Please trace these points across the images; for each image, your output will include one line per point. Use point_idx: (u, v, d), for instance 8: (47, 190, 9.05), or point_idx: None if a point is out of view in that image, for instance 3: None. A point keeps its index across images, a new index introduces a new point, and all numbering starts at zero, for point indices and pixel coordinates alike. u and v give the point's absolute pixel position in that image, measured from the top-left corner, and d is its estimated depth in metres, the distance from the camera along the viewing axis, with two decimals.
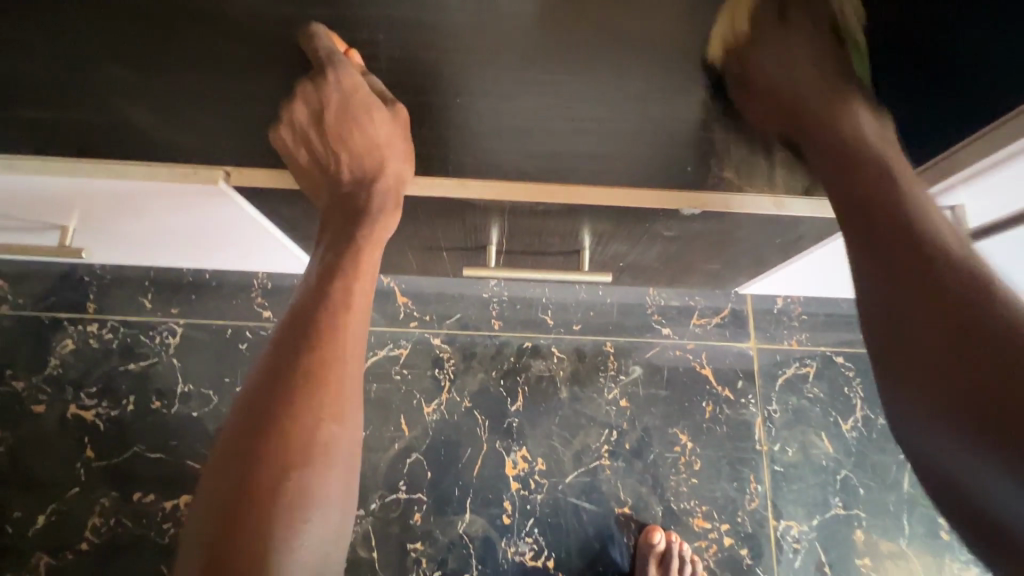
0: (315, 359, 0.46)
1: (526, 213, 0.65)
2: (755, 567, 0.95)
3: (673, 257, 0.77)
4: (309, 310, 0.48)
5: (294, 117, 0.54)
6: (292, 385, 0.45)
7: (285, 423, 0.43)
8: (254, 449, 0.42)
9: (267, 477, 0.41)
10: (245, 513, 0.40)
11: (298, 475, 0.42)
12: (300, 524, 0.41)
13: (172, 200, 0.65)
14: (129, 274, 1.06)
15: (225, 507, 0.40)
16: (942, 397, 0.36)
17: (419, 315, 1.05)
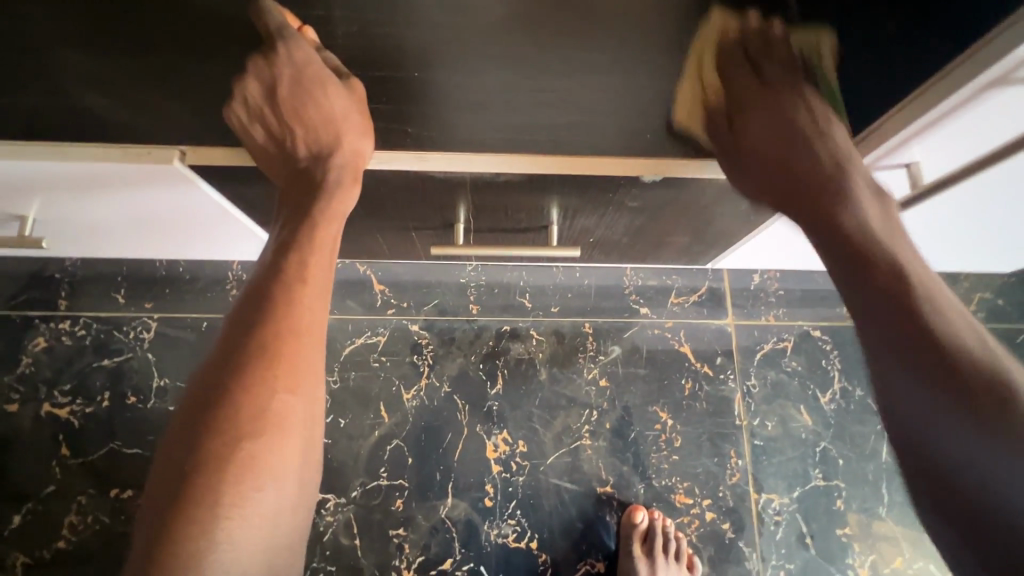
0: (271, 333, 0.49)
1: (490, 188, 0.64)
2: (738, 541, 0.95)
3: (643, 230, 0.76)
4: (266, 290, 0.51)
5: (246, 95, 0.53)
6: (247, 357, 0.48)
7: (238, 394, 0.46)
8: (209, 419, 0.45)
9: (220, 442, 0.44)
10: (196, 475, 0.43)
11: (250, 442, 0.45)
12: (250, 487, 0.44)
13: (129, 186, 0.64)
14: (100, 270, 1.05)
15: (180, 472, 0.43)
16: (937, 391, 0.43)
17: (396, 302, 1.05)
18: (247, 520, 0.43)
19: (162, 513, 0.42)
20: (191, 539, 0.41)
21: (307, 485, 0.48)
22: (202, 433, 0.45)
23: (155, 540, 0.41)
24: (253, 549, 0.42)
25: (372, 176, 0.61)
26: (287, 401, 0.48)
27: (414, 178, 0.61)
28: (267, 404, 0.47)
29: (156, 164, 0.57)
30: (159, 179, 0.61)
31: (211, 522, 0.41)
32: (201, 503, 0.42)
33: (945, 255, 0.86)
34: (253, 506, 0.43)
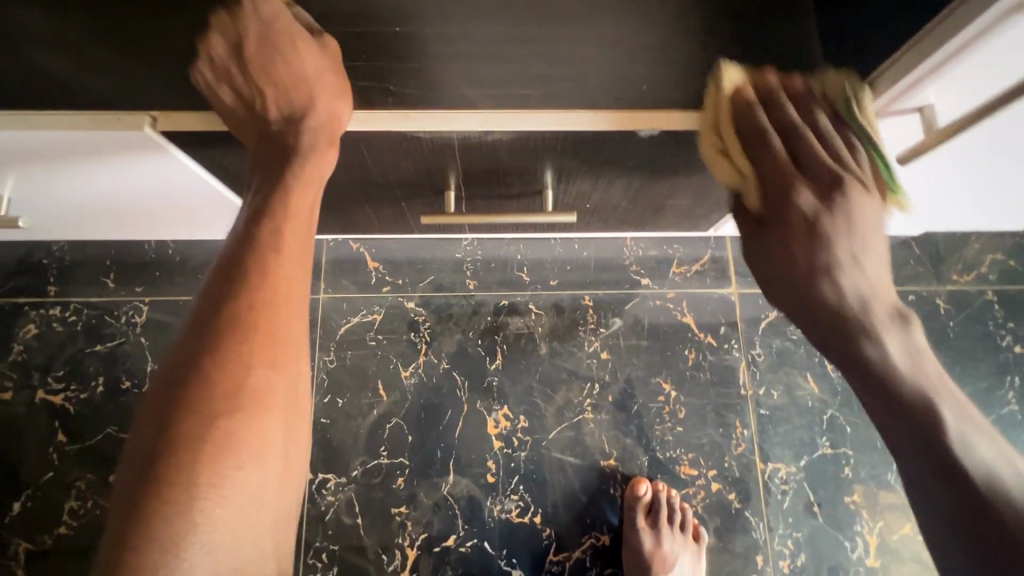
0: (245, 308, 0.47)
1: (480, 152, 0.61)
2: (744, 511, 0.94)
3: (642, 193, 0.72)
4: (238, 260, 0.49)
5: (209, 53, 0.50)
6: (219, 331, 0.46)
7: (212, 370, 0.44)
8: (181, 397, 0.43)
9: (195, 420, 0.42)
10: (172, 454, 0.41)
11: (225, 420, 0.43)
12: (227, 466, 0.42)
13: (102, 156, 0.61)
14: (89, 255, 1.03)
15: (152, 454, 0.41)
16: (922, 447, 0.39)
17: (391, 280, 1.03)
18: (226, 501, 0.41)
19: (134, 496, 0.40)
20: (165, 521, 0.39)
21: (291, 465, 0.47)
22: (176, 411, 0.43)
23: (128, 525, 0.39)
24: (234, 531, 0.41)
25: (353, 139, 0.58)
26: (264, 380, 0.46)
27: (395, 139, 0.57)
28: (244, 381, 0.45)
29: (127, 131, 0.54)
30: (132, 146, 0.58)
31: (190, 503, 0.40)
32: (176, 484, 0.40)
33: (955, 209, 0.83)
34: (233, 487, 0.42)
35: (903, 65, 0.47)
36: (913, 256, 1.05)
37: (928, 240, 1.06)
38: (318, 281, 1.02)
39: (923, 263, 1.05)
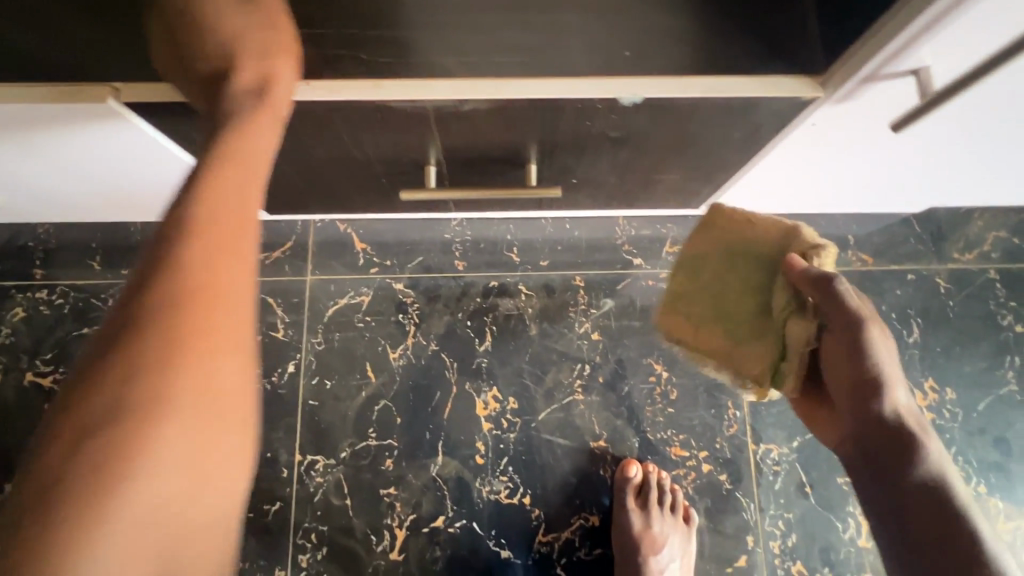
0: (173, 257, 0.40)
1: (457, 126, 0.59)
2: (735, 492, 0.93)
3: (630, 167, 0.70)
4: (177, 208, 0.43)
5: (189, 51, 0.49)
6: (145, 288, 0.40)
7: (131, 331, 0.38)
8: (99, 365, 0.38)
9: (108, 391, 0.37)
10: (84, 449, 0.35)
11: (141, 388, 0.37)
12: (140, 446, 0.36)
13: (70, 131, 0.59)
14: (75, 237, 1.02)
15: (63, 428, 0.36)
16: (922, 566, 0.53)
17: (379, 261, 1.01)
18: (132, 489, 0.35)
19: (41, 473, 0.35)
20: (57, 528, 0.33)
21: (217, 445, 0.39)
22: (94, 402, 0.36)
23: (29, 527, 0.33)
24: (139, 529, 0.35)
25: (325, 110, 0.54)
26: (189, 374, 0.38)
27: (368, 109, 0.54)
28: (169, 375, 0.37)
29: (88, 102, 0.52)
30: (96, 117, 0.56)
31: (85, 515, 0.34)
32: (82, 465, 0.35)
33: (955, 184, 0.80)
34: (140, 496, 0.35)
35: (894, 23, 0.44)
36: (913, 234, 1.03)
37: (929, 218, 1.03)
38: (305, 262, 1.01)
39: (924, 241, 1.02)
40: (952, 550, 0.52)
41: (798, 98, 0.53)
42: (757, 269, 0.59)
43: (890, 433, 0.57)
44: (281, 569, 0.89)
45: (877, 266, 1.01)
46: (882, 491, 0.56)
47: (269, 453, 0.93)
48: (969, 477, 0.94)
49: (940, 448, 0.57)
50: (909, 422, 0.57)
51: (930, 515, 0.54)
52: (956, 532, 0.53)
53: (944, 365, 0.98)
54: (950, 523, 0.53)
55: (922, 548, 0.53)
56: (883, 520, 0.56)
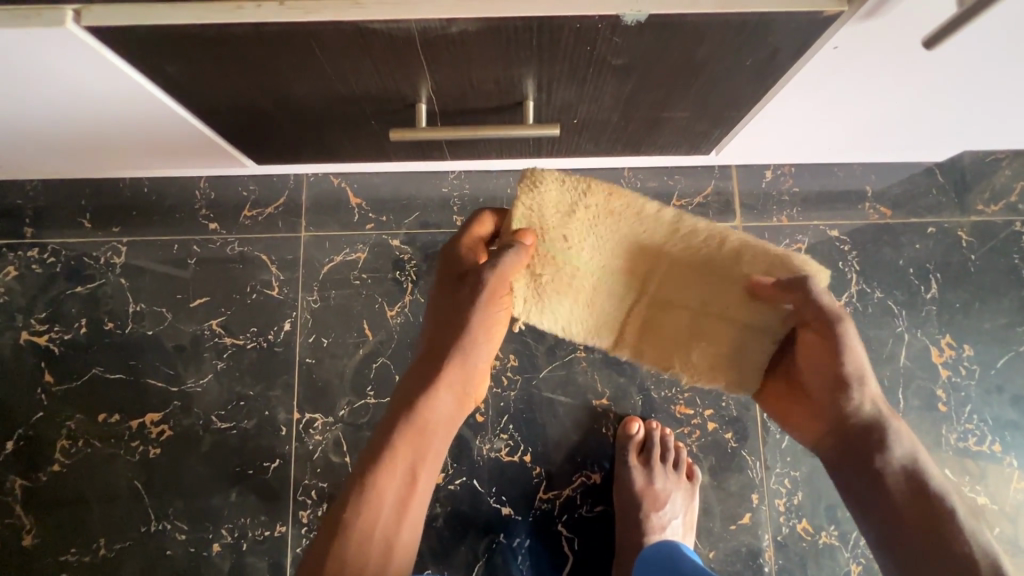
0: (439, 294, 0.67)
1: (448, 56, 0.54)
2: (740, 450, 0.91)
3: (635, 103, 0.65)
4: (449, 259, 0.67)
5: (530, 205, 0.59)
6: (440, 315, 0.66)
7: (432, 331, 0.66)
8: (425, 357, 0.65)
9: (417, 367, 0.65)
10: (402, 432, 0.62)
11: (421, 369, 0.64)
12: (406, 403, 0.63)
13: (40, 69, 0.55)
14: (64, 195, 0.99)
15: (407, 385, 0.65)
16: (880, 514, 0.59)
17: (375, 217, 0.98)
18: (395, 431, 0.62)
19: (388, 424, 0.63)
20: (406, 464, 0.62)
21: (427, 420, 0.63)
22: (402, 416, 0.62)
23: (367, 460, 0.62)
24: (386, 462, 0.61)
25: (301, 37, 0.50)
26: (421, 372, 0.64)
27: (349, 33, 0.50)
28: (437, 406, 0.63)
29: (49, 30, 0.48)
30: (63, 53, 0.52)
31: (404, 460, 0.62)
32: (394, 411, 0.64)
33: (987, 123, 0.75)
34: (390, 437, 0.62)
35: None
36: (935, 184, 0.97)
37: (952, 167, 0.98)
38: (298, 218, 0.98)
39: (946, 192, 0.97)
40: (934, 525, 0.56)
41: (818, 13, 0.48)
42: (554, 229, 0.59)
43: (865, 427, 0.61)
44: (282, 524, 0.90)
45: (896, 219, 0.96)
46: (863, 476, 0.60)
47: (267, 411, 0.93)
48: (983, 436, 0.91)
49: (911, 434, 0.61)
50: (879, 417, 0.61)
51: (906, 499, 0.58)
52: (933, 513, 0.56)
53: (962, 322, 0.94)
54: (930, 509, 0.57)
55: (903, 524, 0.57)
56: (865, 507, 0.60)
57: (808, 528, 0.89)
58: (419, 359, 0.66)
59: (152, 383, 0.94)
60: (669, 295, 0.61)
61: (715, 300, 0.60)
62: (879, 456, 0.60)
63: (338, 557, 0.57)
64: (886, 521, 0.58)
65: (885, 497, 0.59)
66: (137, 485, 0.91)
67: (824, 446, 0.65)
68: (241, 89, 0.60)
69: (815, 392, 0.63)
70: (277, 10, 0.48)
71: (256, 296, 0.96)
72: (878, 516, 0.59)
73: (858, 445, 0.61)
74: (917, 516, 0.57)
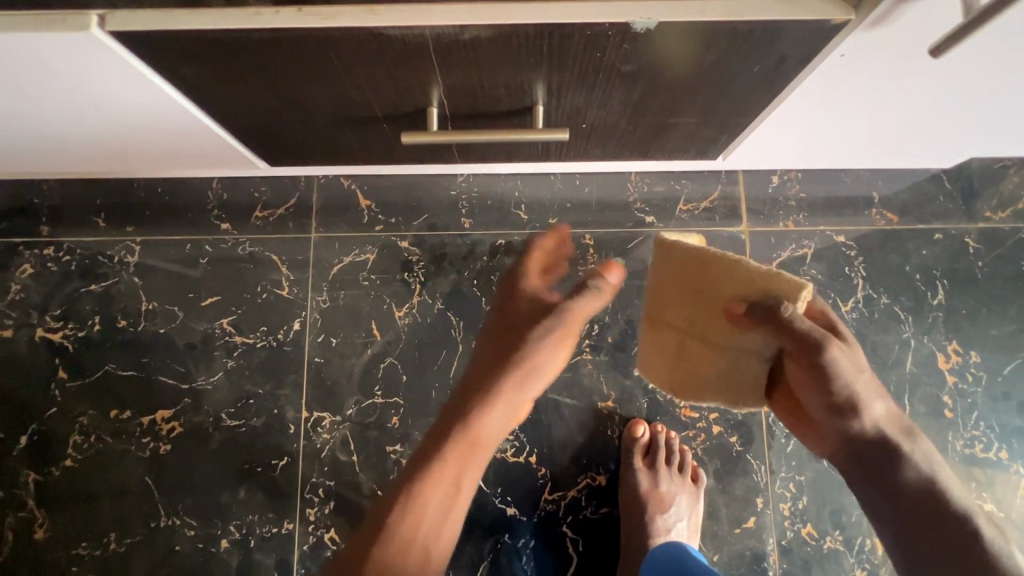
0: (500, 316, 0.70)
1: (460, 62, 0.55)
2: (745, 454, 0.91)
3: (643, 108, 0.66)
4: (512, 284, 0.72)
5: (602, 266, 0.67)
6: (495, 337, 0.69)
7: (489, 349, 0.69)
8: (476, 373, 0.68)
9: (470, 382, 0.68)
10: (449, 446, 0.64)
11: (472, 386, 0.67)
12: (454, 417, 0.65)
13: (63, 72, 0.57)
14: (80, 194, 1.01)
15: (456, 398, 0.67)
16: (904, 533, 0.57)
17: (384, 218, 0.99)
18: (442, 444, 0.64)
19: (436, 436, 0.65)
20: (451, 476, 0.63)
21: (473, 439, 0.64)
22: (453, 428, 0.64)
23: (410, 470, 0.64)
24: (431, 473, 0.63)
25: (317, 43, 0.52)
26: (470, 388, 0.67)
27: (364, 39, 0.51)
28: (489, 423, 0.65)
29: (73, 35, 0.50)
30: (87, 57, 0.54)
31: (449, 472, 0.63)
32: (442, 423, 0.66)
33: (995, 131, 0.75)
34: (437, 449, 0.64)
35: None
36: (943, 191, 0.98)
37: (959, 174, 0.98)
38: (309, 219, 1.00)
39: (953, 199, 0.97)
40: (959, 543, 0.54)
41: (826, 22, 0.49)
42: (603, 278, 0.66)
43: (875, 444, 0.61)
44: (290, 522, 0.90)
45: (903, 225, 0.97)
46: (880, 494, 0.60)
47: (276, 410, 0.94)
48: (990, 443, 0.91)
49: (928, 450, 0.61)
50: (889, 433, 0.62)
51: (930, 518, 0.56)
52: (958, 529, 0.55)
53: (969, 328, 0.94)
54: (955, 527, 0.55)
55: (929, 541, 0.55)
56: (885, 524, 0.59)
57: (813, 533, 0.89)
58: (478, 372, 0.68)
59: (163, 381, 0.95)
60: (669, 321, 0.63)
61: (699, 323, 0.61)
62: (892, 472, 0.59)
63: (381, 562, 0.59)
64: (911, 541, 0.56)
65: (906, 514, 0.57)
66: (147, 481, 0.92)
67: (839, 465, 0.65)
68: (256, 92, 0.61)
69: (815, 412, 0.64)
70: (294, 16, 0.49)
71: (267, 296, 0.97)
72: (901, 534, 0.57)
73: (871, 462, 0.61)
74: (943, 533, 0.55)
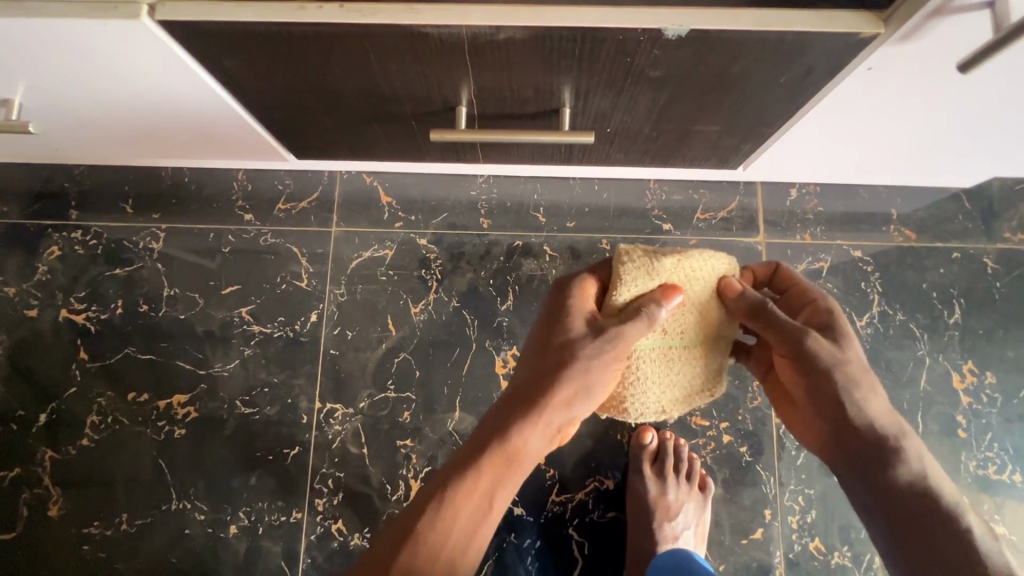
0: (547, 327, 0.69)
1: (494, 60, 0.56)
2: (755, 465, 0.91)
3: (668, 115, 0.67)
4: (563, 294, 0.69)
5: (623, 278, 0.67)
6: (542, 350, 0.68)
7: (535, 361, 0.68)
8: (518, 383, 0.68)
9: (513, 393, 0.68)
10: (487, 459, 0.65)
11: (515, 398, 0.67)
12: (495, 429, 0.66)
13: (109, 59, 0.59)
14: (110, 181, 1.03)
15: (497, 411, 0.68)
16: (888, 519, 0.61)
17: (404, 216, 1.01)
18: (476, 456, 0.65)
19: (474, 444, 0.67)
20: (486, 490, 0.65)
21: (509, 453, 0.65)
22: (492, 441, 0.66)
23: (443, 478, 0.66)
24: (464, 484, 0.64)
25: (356, 37, 0.53)
26: (514, 403, 0.67)
27: (401, 36, 0.53)
28: (528, 440, 0.66)
29: (124, 22, 0.52)
30: (135, 46, 0.56)
31: (484, 484, 0.65)
32: (481, 431, 0.67)
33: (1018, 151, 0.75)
34: (472, 459, 0.65)
35: None
36: (962, 211, 0.97)
37: (980, 194, 0.98)
38: (330, 214, 1.01)
39: (973, 219, 0.97)
40: (945, 534, 0.58)
41: (856, 35, 0.50)
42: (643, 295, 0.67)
43: (873, 435, 0.63)
44: (298, 511, 0.91)
45: (920, 243, 0.97)
46: (874, 484, 0.62)
47: (290, 399, 0.95)
48: (1003, 465, 0.90)
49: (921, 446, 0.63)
50: (887, 426, 0.64)
51: (915, 509, 0.60)
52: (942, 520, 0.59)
53: (985, 349, 0.93)
54: (945, 517, 0.59)
55: (913, 531, 0.59)
56: (877, 516, 0.62)
57: (821, 547, 0.89)
58: (520, 382, 0.68)
59: (180, 366, 0.97)
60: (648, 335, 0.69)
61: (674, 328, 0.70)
62: (888, 463, 0.62)
63: (405, 565, 0.60)
64: (894, 526, 0.60)
65: (895, 503, 0.61)
66: (161, 463, 0.94)
67: (833, 453, 0.66)
68: (291, 85, 0.63)
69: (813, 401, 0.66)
70: (336, 12, 0.51)
71: (286, 287, 0.99)
72: (887, 522, 0.61)
73: (867, 453, 0.63)
74: (926, 522, 0.59)
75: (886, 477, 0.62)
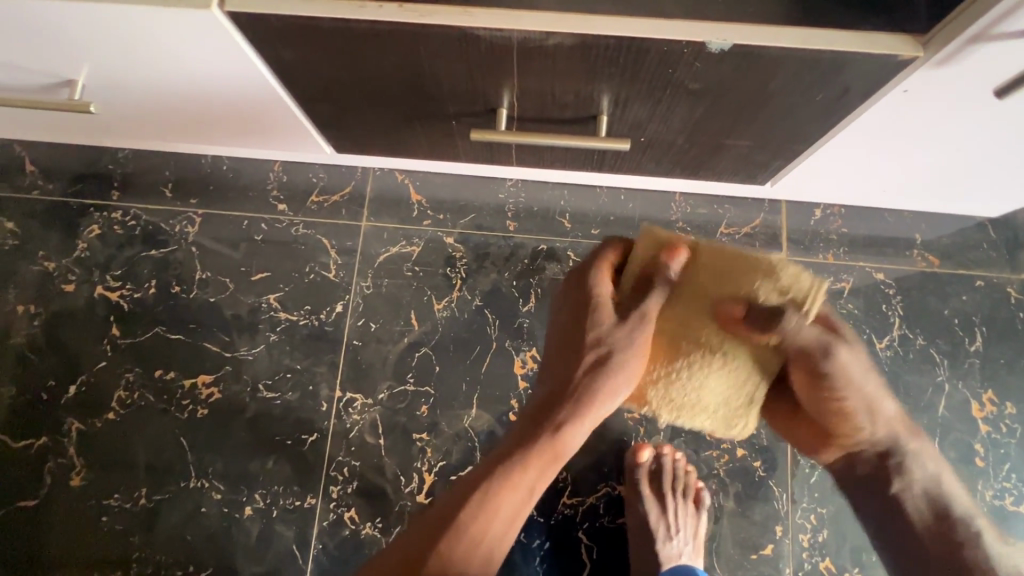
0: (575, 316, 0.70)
1: (540, 65, 0.59)
2: (768, 480, 0.91)
3: (701, 128, 0.69)
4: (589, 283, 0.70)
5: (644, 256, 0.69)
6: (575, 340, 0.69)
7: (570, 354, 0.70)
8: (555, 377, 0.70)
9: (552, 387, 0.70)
10: (531, 453, 0.66)
11: (554, 393, 0.69)
12: (538, 422, 0.68)
13: (174, 45, 0.62)
14: (152, 165, 1.07)
15: (538, 405, 0.69)
16: (898, 535, 0.72)
17: (433, 214, 1.03)
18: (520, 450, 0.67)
19: (516, 437, 0.68)
20: (528, 483, 0.66)
21: (552, 447, 0.67)
22: (536, 436, 0.67)
23: (484, 470, 0.67)
24: (507, 476, 0.65)
25: (412, 36, 0.56)
26: (554, 397, 0.69)
27: (455, 38, 0.55)
28: (570, 435, 0.68)
29: (195, 12, 0.55)
30: (200, 34, 0.59)
31: (526, 478, 0.66)
32: (522, 425, 0.69)
33: None
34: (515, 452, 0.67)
35: None
36: (987, 239, 0.98)
37: (1006, 224, 0.98)
38: (361, 208, 1.04)
39: (998, 248, 0.98)
40: (951, 545, 0.69)
41: (895, 57, 0.51)
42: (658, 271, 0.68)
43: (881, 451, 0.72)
44: (313, 497, 0.93)
45: (943, 269, 0.97)
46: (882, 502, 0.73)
47: (311, 386, 0.97)
48: (1021, 497, 0.90)
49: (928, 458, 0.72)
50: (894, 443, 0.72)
51: (922, 526, 0.71)
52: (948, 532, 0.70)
53: (1006, 379, 0.93)
54: (951, 532, 0.70)
55: (921, 545, 0.71)
56: (889, 529, 0.73)
57: (831, 568, 0.88)
58: (557, 376, 0.70)
59: (207, 347, 0.99)
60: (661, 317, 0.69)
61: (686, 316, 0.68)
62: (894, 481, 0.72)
63: (447, 552, 0.61)
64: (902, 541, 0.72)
65: (901, 519, 0.72)
66: (182, 441, 0.96)
67: (846, 474, 0.76)
68: (342, 80, 0.66)
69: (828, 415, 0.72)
70: (396, 11, 0.53)
71: (313, 277, 1.02)
72: (894, 534, 0.73)
73: (874, 472, 0.73)
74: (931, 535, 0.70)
75: (908, 493, 0.72)
